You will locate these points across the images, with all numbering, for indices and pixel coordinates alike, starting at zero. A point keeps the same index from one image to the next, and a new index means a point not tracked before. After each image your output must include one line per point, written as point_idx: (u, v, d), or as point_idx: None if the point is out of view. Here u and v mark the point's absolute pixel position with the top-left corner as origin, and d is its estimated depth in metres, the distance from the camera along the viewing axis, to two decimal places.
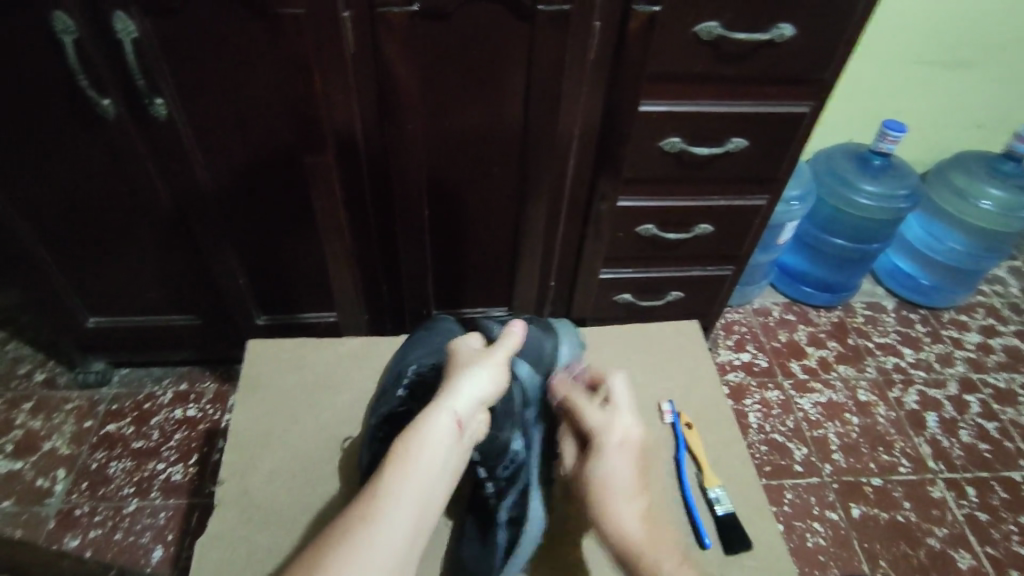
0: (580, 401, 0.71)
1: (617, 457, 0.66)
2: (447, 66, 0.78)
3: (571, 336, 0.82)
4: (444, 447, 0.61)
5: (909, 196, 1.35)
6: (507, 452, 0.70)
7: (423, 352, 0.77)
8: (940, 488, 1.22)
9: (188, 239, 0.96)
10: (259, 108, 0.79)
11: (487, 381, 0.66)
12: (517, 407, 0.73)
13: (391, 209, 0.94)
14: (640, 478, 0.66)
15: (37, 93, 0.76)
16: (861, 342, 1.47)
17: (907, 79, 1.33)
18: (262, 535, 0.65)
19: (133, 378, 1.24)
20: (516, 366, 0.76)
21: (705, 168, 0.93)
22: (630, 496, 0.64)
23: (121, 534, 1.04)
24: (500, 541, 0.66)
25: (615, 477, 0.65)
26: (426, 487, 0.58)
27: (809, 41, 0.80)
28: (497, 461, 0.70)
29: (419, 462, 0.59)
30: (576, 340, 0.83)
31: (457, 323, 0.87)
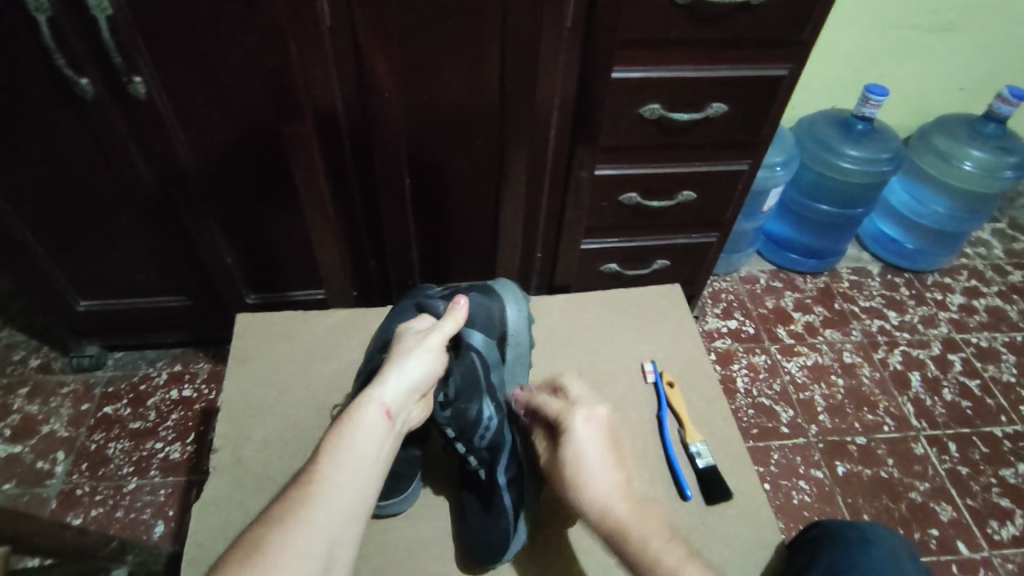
0: (540, 442, 0.72)
1: (579, 443, 0.66)
2: (424, 34, 0.78)
3: (511, 293, 0.81)
4: (377, 434, 0.60)
5: (891, 159, 1.36)
6: (479, 423, 0.69)
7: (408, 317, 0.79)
8: (922, 444, 1.25)
9: (175, 218, 0.96)
10: (238, 83, 0.79)
11: (419, 366, 0.66)
12: (480, 374, 0.71)
13: (375, 183, 0.95)
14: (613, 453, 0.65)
15: (13, 73, 0.76)
16: (847, 306, 1.49)
17: (889, 41, 1.33)
18: (256, 501, 0.67)
19: (128, 361, 1.25)
20: (471, 337, 0.74)
21: (686, 134, 0.94)
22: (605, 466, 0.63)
23: (122, 511, 1.06)
24: (504, 504, 0.67)
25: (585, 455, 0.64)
26: (362, 474, 0.57)
27: (784, 3, 0.80)
28: (472, 434, 0.69)
29: (356, 449, 0.58)
30: (517, 295, 0.83)
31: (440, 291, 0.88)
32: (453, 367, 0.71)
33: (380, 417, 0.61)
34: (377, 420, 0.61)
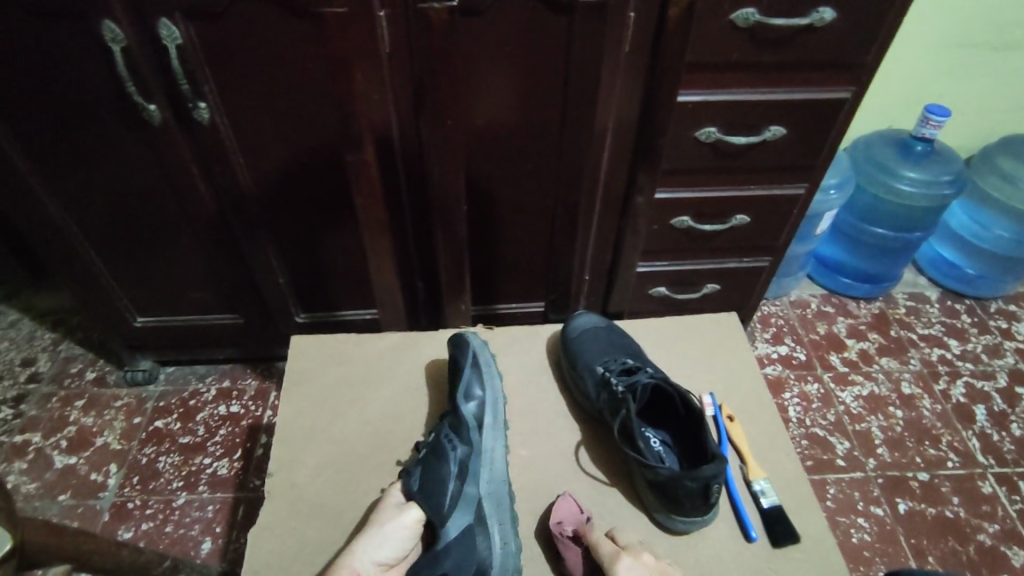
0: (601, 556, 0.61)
1: None
2: (483, 61, 0.78)
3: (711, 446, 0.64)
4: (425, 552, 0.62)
5: (953, 182, 1.30)
6: (641, 464, 0.65)
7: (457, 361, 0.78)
8: (991, 483, 1.18)
9: (231, 240, 0.98)
10: (298, 108, 0.81)
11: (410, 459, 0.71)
12: (649, 459, 0.65)
13: (427, 206, 0.95)
14: None
15: (87, 98, 0.79)
16: (903, 333, 1.43)
17: (951, 61, 1.28)
18: (311, 527, 0.67)
19: (179, 376, 1.28)
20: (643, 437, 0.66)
21: (742, 157, 0.92)
22: None
23: (170, 526, 1.07)
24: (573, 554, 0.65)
25: None
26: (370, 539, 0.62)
27: (851, 24, 0.78)
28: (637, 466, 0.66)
29: (400, 514, 0.64)
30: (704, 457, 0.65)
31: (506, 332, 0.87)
32: (634, 429, 0.67)
33: (403, 493, 0.66)
34: (401, 489, 0.66)
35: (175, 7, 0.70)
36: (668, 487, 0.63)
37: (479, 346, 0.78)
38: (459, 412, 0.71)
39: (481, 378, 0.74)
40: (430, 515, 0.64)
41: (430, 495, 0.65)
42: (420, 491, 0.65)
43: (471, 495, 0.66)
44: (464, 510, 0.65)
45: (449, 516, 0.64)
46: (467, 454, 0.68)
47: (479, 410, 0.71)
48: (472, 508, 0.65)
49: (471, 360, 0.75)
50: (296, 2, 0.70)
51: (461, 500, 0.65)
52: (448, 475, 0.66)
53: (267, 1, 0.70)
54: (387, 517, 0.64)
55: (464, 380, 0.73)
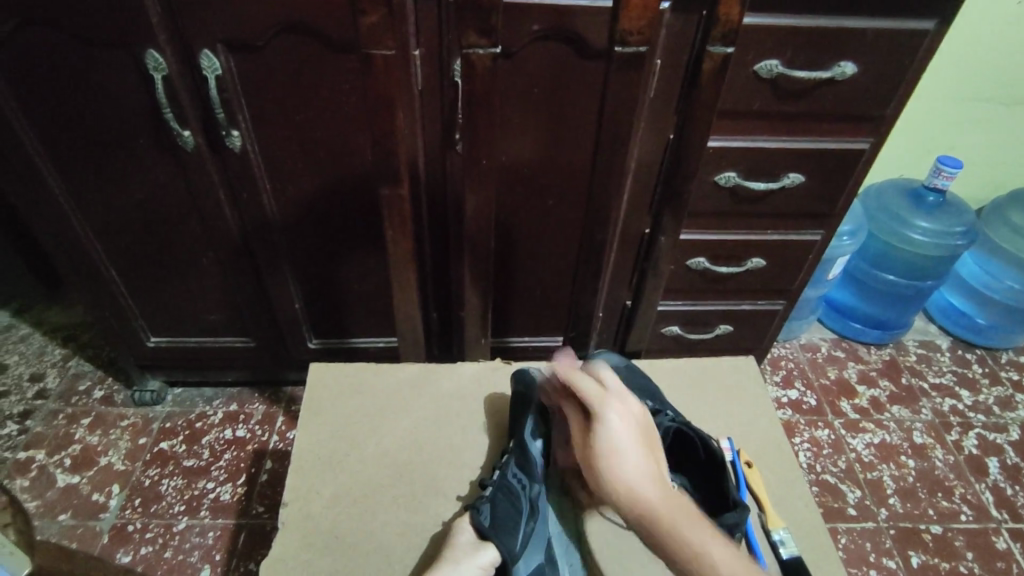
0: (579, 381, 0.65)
1: (613, 424, 0.62)
2: (514, 100, 0.80)
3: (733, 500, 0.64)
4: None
5: (965, 233, 1.32)
6: None
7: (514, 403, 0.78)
8: (1004, 538, 1.16)
9: (251, 264, 0.99)
10: (329, 139, 0.83)
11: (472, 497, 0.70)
12: None
13: (447, 238, 0.96)
14: (644, 445, 0.61)
15: (124, 122, 0.81)
16: (914, 381, 1.42)
17: (963, 115, 1.31)
18: (324, 560, 0.66)
19: (186, 397, 1.27)
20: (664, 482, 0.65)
21: (761, 202, 0.93)
22: (634, 453, 0.59)
23: (170, 551, 1.05)
24: None
25: (616, 441, 0.60)
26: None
27: (871, 80, 0.80)
28: None
29: (476, 554, 0.61)
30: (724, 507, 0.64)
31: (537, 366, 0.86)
32: None
33: (474, 530, 0.63)
34: (471, 525, 0.63)
35: (217, 40, 0.72)
36: None
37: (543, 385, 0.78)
38: (526, 448, 0.70)
39: (547, 414, 0.74)
40: (504, 556, 0.61)
41: (502, 531, 0.62)
42: (494, 527, 0.62)
43: (541, 534, 0.65)
44: (535, 549, 0.64)
45: (521, 555, 0.62)
46: (536, 492, 0.67)
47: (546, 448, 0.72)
48: (541, 545, 0.65)
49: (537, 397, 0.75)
50: (336, 40, 0.72)
51: (532, 538, 0.64)
52: (519, 513, 0.65)
53: (307, 38, 0.72)
54: (462, 555, 0.61)
55: (530, 417, 0.73)
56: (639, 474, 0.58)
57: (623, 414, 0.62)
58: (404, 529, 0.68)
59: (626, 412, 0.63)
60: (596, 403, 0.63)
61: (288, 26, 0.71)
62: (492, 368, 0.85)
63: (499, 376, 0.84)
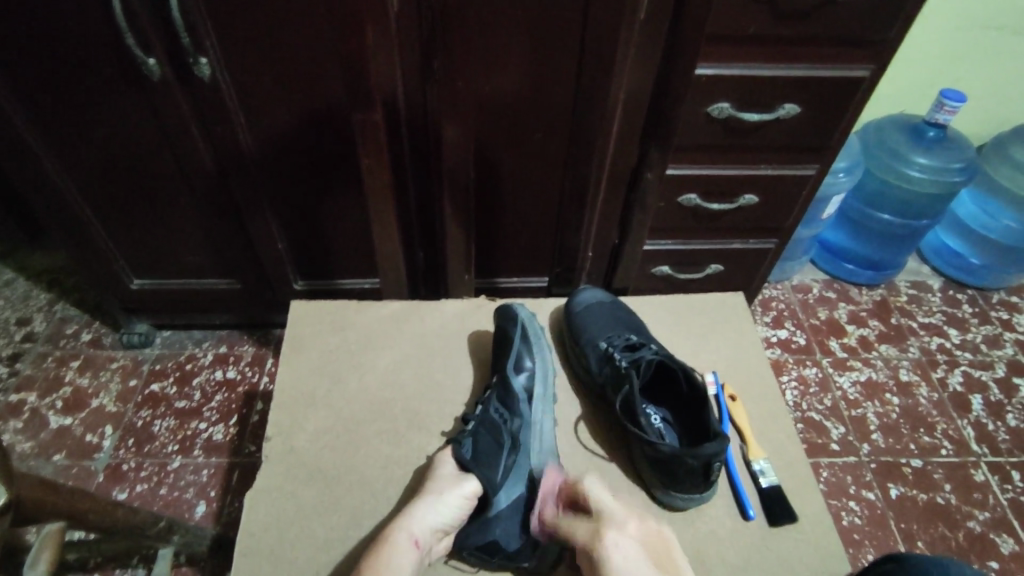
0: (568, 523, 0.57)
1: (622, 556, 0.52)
2: (496, 23, 0.75)
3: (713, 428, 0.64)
4: (475, 521, 0.61)
5: (963, 170, 1.28)
6: (643, 436, 0.64)
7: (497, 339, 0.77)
8: (983, 471, 1.19)
9: (230, 202, 0.97)
10: (303, 67, 0.79)
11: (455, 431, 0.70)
12: (650, 433, 0.65)
13: (431, 174, 0.93)
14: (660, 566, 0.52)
15: (84, 49, 0.76)
16: (904, 321, 1.42)
17: (970, 44, 1.25)
18: (307, 492, 0.66)
19: (175, 340, 1.27)
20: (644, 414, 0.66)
21: (754, 135, 0.90)
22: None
23: (165, 488, 1.07)
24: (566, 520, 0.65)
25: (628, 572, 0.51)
26: (428, 507, 0.59)
27: (874, 0, 0.76)
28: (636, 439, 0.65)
29: (458, 484, 0.62)
30: (703, 437, 0.65)
31: (527, 306, 0.85)
32: (636, 403, 0.66)
33: (455, 462, 0.64)
34: (453, 457, 0.64)
35: None
36: (669, 465, 0.62)
37: (526, 319, 0.78)
38: (509, 384, 0.70)
39: (531, 350, 0.75)
40: (484, 485, 0.62)
41: (483, 464, 0.63)
42: (475, 460, 0.63)
43: (523, 466, 0.65)
44: (516, 480, 0.64)
45: (502, 486, 0.63)
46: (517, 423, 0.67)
47: (528, 383, 0.72)
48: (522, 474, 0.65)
49: (520, 333, 0.75)
50: None
51: (514, 471, 0.64)
52: (501, 447, 0.65)
53: None
54: (445, 485, 0.62)
55: (514, 352, 0.73)
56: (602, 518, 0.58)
57: (631, 541, 0.54)
58: (387, 462, 0.69)
59: (633, 538, 0.54)
60: (594, 538, 0.54)
61: None
62: (475, 307, 0.84)
63: (483, 314, 0.83)
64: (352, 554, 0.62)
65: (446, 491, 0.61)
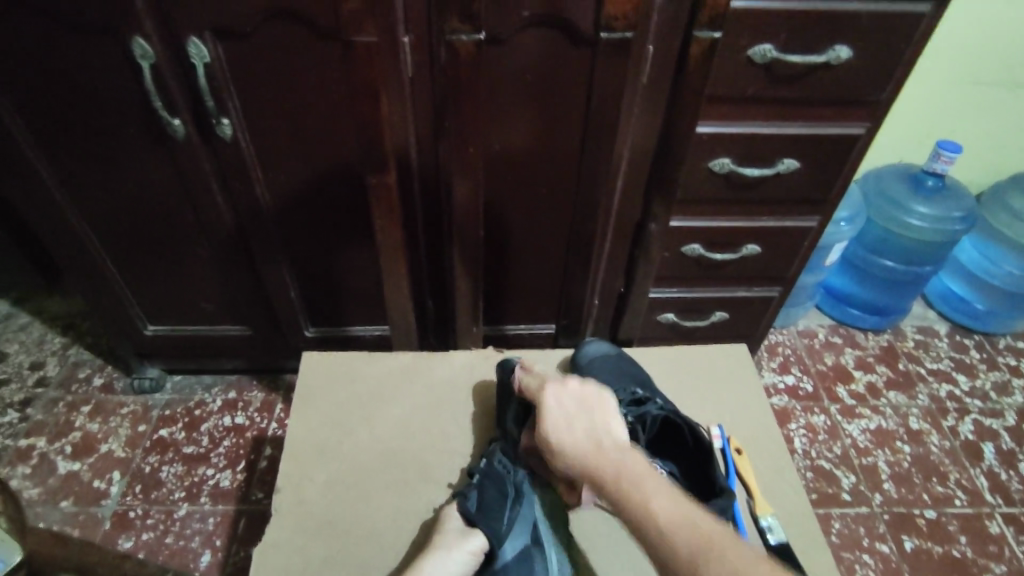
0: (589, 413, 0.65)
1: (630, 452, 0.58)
2: (504, 86, 0.79)
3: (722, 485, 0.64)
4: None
5: (964, 219, 1.31)
6: None
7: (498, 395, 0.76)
8: (998, 523, 1.17)
9: (245, 252, 0.99)
10: (320, 126, 0.82)
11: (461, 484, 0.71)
12: None
13: (441, 225, 0.96)
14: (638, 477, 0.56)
15: (113, 111, 0.80)
16: (912, 367, 1.42)
17: (964, 97, 1.29)
18: (315, 546, 0.66)
19: (185, 385, 1.28)
20: None
21: (755, 189, 0.93)
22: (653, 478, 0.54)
23: (171, 537, 1.07)
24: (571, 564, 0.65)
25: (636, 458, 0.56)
26: (434, 563, 0.60)
27: (866, 64, 0.79)
28: None
29: (464, 540, 0.62)
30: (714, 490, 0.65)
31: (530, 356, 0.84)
32: None
33: (461, 516, 0.65)
34: (459, 511, 0.65)
35: (204, 27, 0.71)
36: None
37: None
38: (511, 435, 0.71)
39: None
40: (490, 538, 0.62)
41: (487, 515, 0.63)
42: (480, 513, 0.64)
43: (528, 515, 0.64)
44: (521, 529, 0.63)
45: (508, 535, 0.62)
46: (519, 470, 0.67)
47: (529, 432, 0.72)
48: (528, 525, 0.64)
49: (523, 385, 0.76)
50: (323, 26, 0.72)
51: (519, 520, 0.64)
52: (505, 496, 0.65)
53: (294, 24, 0.72)
54: (452, 540, 0.62)
55: (516, 403, 0.75)
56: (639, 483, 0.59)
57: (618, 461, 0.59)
58: (395, 516, 0.69)
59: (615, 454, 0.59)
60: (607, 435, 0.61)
61: (275, 13, 0.71)
62: (483, 357, 0.85)
63: (490, 364, 0.84)
64: None
65: (452, 547, 0.62)
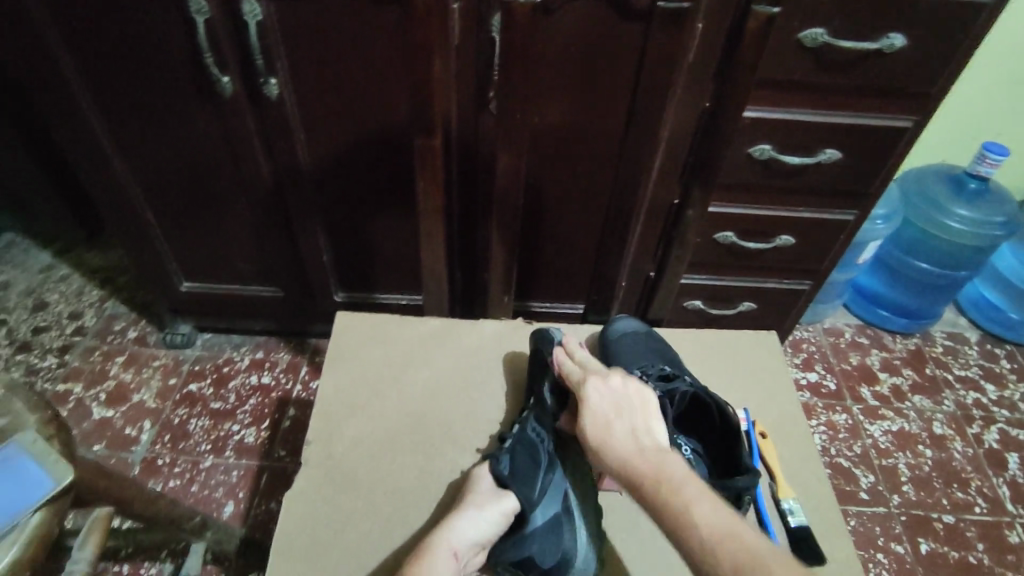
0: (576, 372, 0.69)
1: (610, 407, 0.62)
2: (550, 58, 0.79)
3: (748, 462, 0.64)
4: (511, 538, 0.62)
5: (1005, 224, 1.28)
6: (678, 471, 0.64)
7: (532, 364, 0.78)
8: (1018, 533, 1.16)
9: (282, 214, 1.01)
10: (364, 91, 0.83)
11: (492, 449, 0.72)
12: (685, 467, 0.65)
13: (475, 196, 0.97)
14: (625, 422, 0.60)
15: (166, 65, 0.82)
16: (939, 373, 1.40)
17: (1014, 99, 1.26)
18: (343, 498, 0.68)
19: (215, 343, 1.31)
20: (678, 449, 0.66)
21: (795, 178, 0.92)
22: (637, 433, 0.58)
23: (196, 486, 1.10)
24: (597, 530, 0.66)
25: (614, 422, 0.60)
26: (469, 521, 0.61)
27: (919, 55, 0.78)
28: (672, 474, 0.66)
29: (497, 500, 0.63)
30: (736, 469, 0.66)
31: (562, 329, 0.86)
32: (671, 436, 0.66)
33: (494, 478, 0.65)
34: (492, 473, 0.65)
35: None
36: None
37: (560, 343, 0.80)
38: (545, 405, 0.72)
39: None
40: (522, 503, 0.63)
41: (520, 480, 0.64)
42: (513, 476, 0.64)
43: (558, 485, 0.66)
44: (552, 498, 0.64)
45: (539, 502, 0.63)
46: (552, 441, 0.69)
47: (563, 405, 0.73)
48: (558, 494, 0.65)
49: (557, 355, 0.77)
50: None
51: (550, 489, 0.65)
52: (538, 464, 0.66)
53: None
54: (484, 500, 0.63)
55: (551, 373, 0.75)
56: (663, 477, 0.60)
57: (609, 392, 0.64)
58: (422, 475, 0.70)
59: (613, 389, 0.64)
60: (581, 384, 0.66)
61: None
62: (513, 328, 0.86)
63: (521, 336, 0.85)
64: (388, 563, 0.63)
65: (486, 506, 0.62)
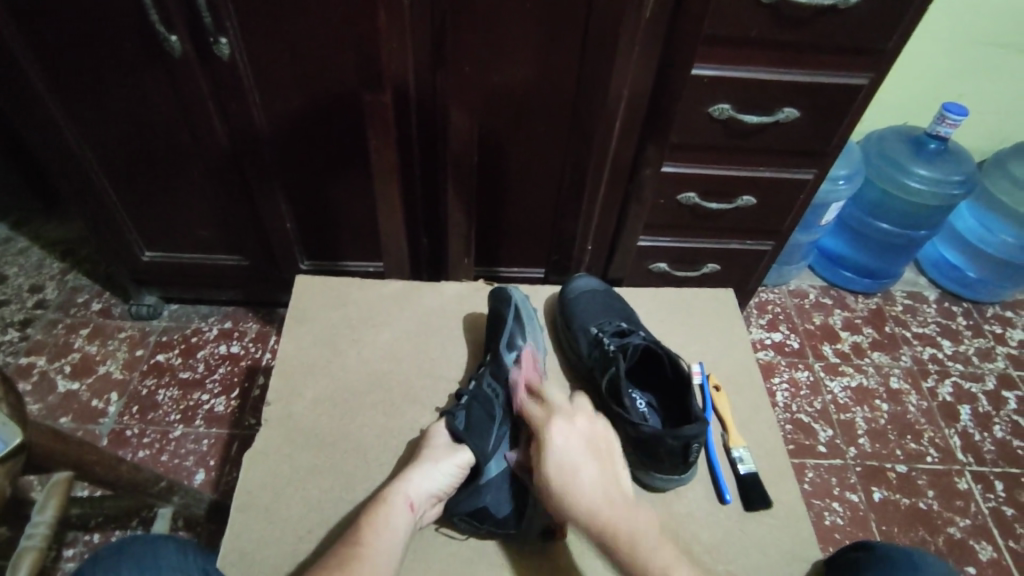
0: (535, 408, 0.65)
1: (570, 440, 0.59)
2: (505, 14, 0.78)
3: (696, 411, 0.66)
4: (465, 488, 0.64)
5: (963, 182, 1.30)
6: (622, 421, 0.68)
7: (490, 322, 0.79)
8: (967, 480, 1.21)
9: (241, 180, 1.00)
10: (318, 49, 0.82)
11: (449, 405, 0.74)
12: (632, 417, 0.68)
13: (437, 157, 0.96)
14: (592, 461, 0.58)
15: (108, 24, 0.79)
16: (898, 330, 1.44)
17: (975, 59, 1.27)
18: (303, 456, 0.69)
19: (182, 314, 1.30)
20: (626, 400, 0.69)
21: (753, 137, 0.92)
22: (598, 480, 0.57)
23: (166, 455, 1.10)
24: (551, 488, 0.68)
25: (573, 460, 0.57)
26: (425, 474, 0.63)
27: (872, 12, 0.78)
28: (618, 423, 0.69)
29: (453, 453, 0.65)
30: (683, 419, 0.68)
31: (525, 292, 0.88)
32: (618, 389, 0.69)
33: (449, 433, 0.67)
34: (447, 428, 0.67)
35: None
36: (650, 444, 0.64)
37: (520, 301, 0.82)
38: (501, 360, 0.74)
39: (524, 329, 0.78)
40: (477, 455, 0.65)
41: (475, 434, 0.66)
42: (468, 431, 0.66)
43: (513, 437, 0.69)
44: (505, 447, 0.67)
45: (493, 454, 0.65)
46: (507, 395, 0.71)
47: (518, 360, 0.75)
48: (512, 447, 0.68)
49: (514, 313, 0.79)
50: None
51: (505, 441, 0.68)
52: (493, 418, 0.68)
53: None
54: (441, 454, 0.65)
55: (508, 330, 0.77)
56: (598, 492, 0.55)
57: (573, 431, 0.60)
58: (382, 433, 0.71)
59: (579, 428, 0.61)
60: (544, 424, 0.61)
61: None
62: (474, 289, 0.87)
63: (481, 296, 0.86)
64: (345, 515, 0.65)
65: (441, 460, 0.65)
